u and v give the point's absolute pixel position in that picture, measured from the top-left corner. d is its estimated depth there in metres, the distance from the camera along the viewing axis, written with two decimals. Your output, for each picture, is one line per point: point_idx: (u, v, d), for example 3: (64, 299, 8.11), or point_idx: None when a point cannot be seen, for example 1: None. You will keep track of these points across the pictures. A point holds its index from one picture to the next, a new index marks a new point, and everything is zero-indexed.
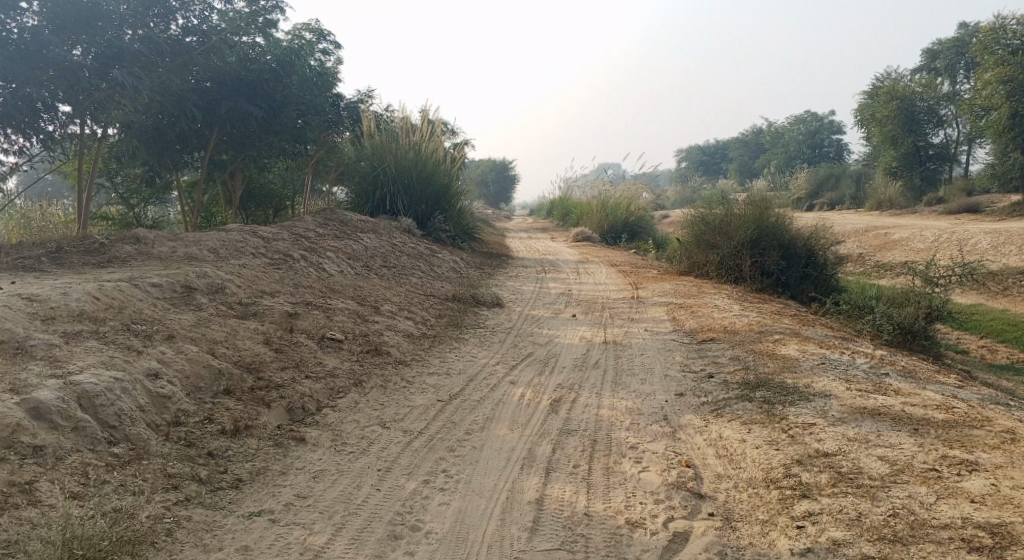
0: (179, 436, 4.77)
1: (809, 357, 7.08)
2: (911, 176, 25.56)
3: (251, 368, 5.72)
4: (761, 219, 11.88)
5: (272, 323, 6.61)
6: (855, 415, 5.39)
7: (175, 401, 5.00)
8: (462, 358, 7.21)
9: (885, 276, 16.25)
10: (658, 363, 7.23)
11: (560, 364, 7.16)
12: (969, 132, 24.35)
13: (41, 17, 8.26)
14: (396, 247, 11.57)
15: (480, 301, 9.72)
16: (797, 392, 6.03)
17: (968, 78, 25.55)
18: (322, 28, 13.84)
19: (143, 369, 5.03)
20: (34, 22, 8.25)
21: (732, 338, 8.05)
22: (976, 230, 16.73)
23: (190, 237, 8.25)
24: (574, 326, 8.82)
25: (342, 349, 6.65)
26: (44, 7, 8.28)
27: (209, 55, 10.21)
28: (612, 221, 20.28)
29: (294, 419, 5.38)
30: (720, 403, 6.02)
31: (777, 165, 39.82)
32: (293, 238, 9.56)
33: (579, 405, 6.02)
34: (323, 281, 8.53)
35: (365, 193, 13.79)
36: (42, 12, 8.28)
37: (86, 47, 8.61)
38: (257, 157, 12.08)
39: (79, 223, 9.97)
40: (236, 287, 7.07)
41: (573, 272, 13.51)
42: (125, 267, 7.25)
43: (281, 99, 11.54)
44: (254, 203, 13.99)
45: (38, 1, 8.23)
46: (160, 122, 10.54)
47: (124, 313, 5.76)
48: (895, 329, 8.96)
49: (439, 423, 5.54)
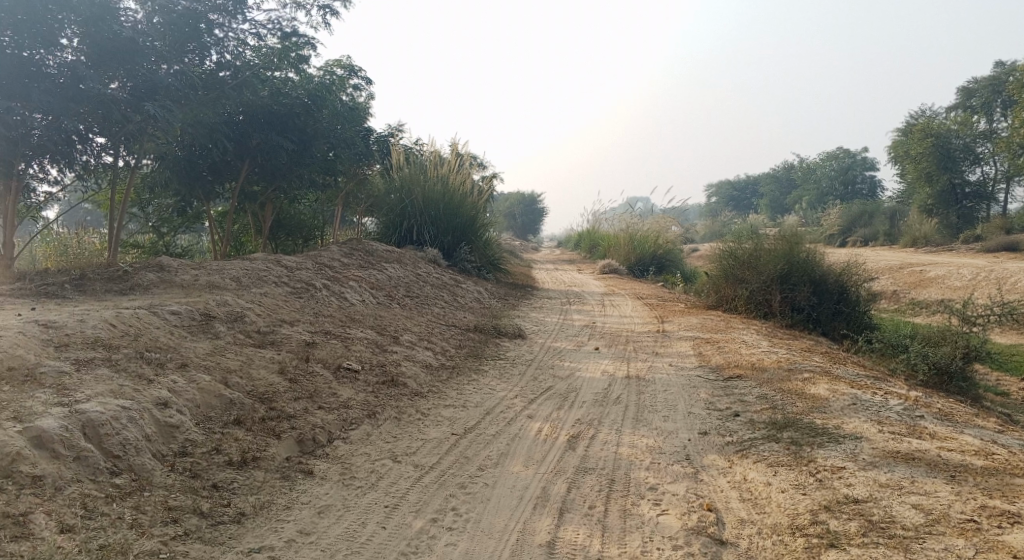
0: (184, 467, 4.68)
1: (840, 397, 6.82)
2: (947, 213, 25.08)
3: (263, 398, 5.63)
4: (791, 253, 11.65)
5: (289, 351, 6.54)
6: (887, 459, 5.14)
7: (183, 431, 4.91)
8: (481, 390, 7.06)
9: (921, 314, 15.85)
10: (682, 400, 7.02)
11: (581, 399, 6.97)
12: (1007, 170, 23.86)
13: (80, 53, 8.32)
14: (420, 277, 11.51)
15: (502, 332, 9.58)
16: (826, 434, 5.79)
17: (1006, 116, 25.04)
18: (354, 63, 13.99)
19: (152, 398, 4.96)
20: (72, 58, 8.30)
21: (759, 376, 7.81)
22: (1015, 268, 16.29)
23: (213, 265, 8.24)
24: (597, 360, 8.65)
25: (358, 380, 6.54)
26: (83, 44, 8.32)
27: (243, 89, 10.50)
28: (640, 254, 20.10)
29: (305, 451, 5.26)
30: (745, 443, 5.79)
31: (809, 201, 39.38)
32: (316, 267, 9.53)
33: (598, 442, 5.83)
34: (343, 310, 8.47)
35: (392, 223, 13.80)
36: (81, 49, 8.32)
37: (123, 81, 8.72)
38: (286, 188, 12.13)
39: (109, 251, 10.01)
40: (255, 315, 7.01)
41: (599, 304, 13.35)
42: (146, 295, 7.24)
43: (312, 132, 11.55)
44: (283, 233, 14.06)
45: (77, 38, 8.29)
46: (190, 152, 10.64)
47: (140, 340, 5.71)
48: (930, 369, 8.66)
49: (452, 458, 5.39)
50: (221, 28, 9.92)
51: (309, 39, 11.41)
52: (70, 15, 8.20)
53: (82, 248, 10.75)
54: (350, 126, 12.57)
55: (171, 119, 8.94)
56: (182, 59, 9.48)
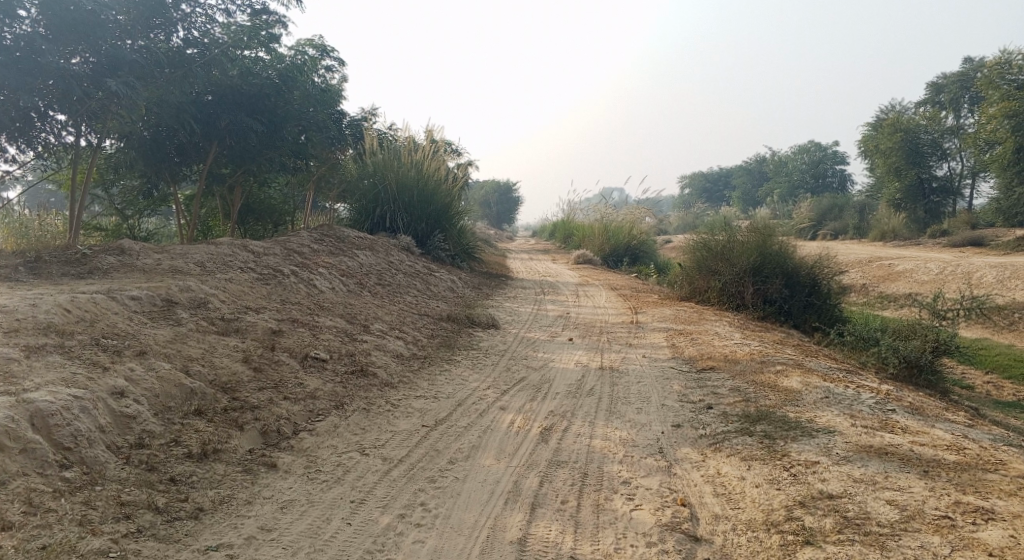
0: (140, 459, 4.49)
1: (813, 390, 6.79)
2: (915, 208, 25.34)
3: (226, 388, 5.45)
4: (764, 246, 11.64)
5: (253, 340, 6.34)
6: (860, 454, 5.10)
7: (140, 422, 4.72)
8: (452, 381, 6.93)
9: (889, 307, 15.99)
10: (655, 392, 6.94)
11: (554, 390, 6.86)
12: (974, 166, 24.18)
13: (39, 25, 8.02)
14: (392, 265, 11.32)
15: (474, 321, 9.44)
16: (799, 427, 5.73)
17: (973, 112, 25.41)
18: (326, 45, 13.69)
19: (107, 387, 4.76)
20: (31, 30, 7.99)
21: (732, 368, 7.77)
22: (980, 263, 16.50)
23: (177, 250, 7.99)
24: (570, 350, 8.55)
25: (326, 369, 6.37)
26: (43, 16, 8.02)
27: (210, 68, 10.06)
28: (613, 245, 20.06)
29: (268, 443, 5.10)
30: (719, 436, 5.72)
31: (780, 195, 39.61)
32: (285, 253, 9.30)
33: (571, 434, 5.73)
34: (313, 297, 8.27)
35: (365, 209, 13.57)
36: (41, 21, 8.02)
37: (86, 56, 8.38)
38: (256, 172, 11.84)
39: (71, 234, 9.68)
40: (220, 302, 6.80)
41: (572, 294, 13.27)
42: (105, 279, 6.99)
43: (282, 114, 11.30)
44: (253, 218, 13.78)
45: (36, 9, 7.98)
46: (156, 133, 10.34)
47: (96, 327, 5.49)
48: (900, 362, 8.70)
49: (421, 451, 5.25)
50: (188, 3, 9.64)
51: (279, 17, 11.16)
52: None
53: (44, 230, 10.42)
54: (321, 109, 12.30)
55: (135, 96, 8.60)
56: (147, 35, 9.13)
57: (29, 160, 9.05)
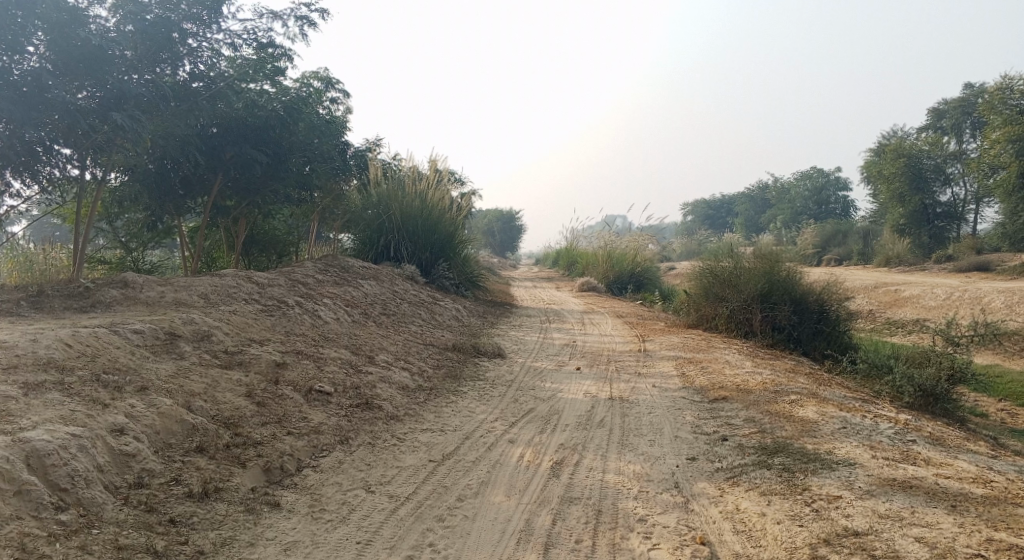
0: (139, 500, 4.34)
1: (829, 420, 6.62)
2: (919, 233, 25.25)
3: (229, 424, 5.30)
4: (772, 272, 11.51)
5: (257, 373, 6.20)
6: (884, 488, 4.93)
7: (140, 460, 4.58)
8: (459, 413, 6.78)
9: (897, 333, 15.82)
10: (668, 423, 6.77)
11: (563, 422, 6.69)
12: (977, 191, 24.14)
13: (45, 59, 7.99)
14: (397, 294, 11.21)
15: (481, 351, 9.30)
16: (818, 460, 5.56)
17: (975, 137, 25.42)
18: (331, 76, 13.73)
19: (106, 425, 4.62)
20: (38, 65, 7.97)
21: (745, 397, 7.60)
22: (988, 288, 16.36)
23: (180, 282, 7.89)
24: (579, 380, 8.38)
25: (330, 403, 6.22)
26: (50, 51, 8.01)
27: (216, 101, 10.11)
28: (617, 272, 19.95)
29: (272, 481, 4.95)
30: (736, 470, 5.55)
31: (783, 221, 39.59)
32: (289, 284, 9.20)
33: (583, 469, 5.56)
34: (317, 328, 8.14)
35: (369, 239, 13.49)
36: (47, 56, 8.00)
37: (92, 92, 8.36)
38: (261, 203, 11.78)
39: (75, 268, 9.59)
40: (223, 334, 6.67)
41: (578, 323, 13.13)
42: (107, 313, 6.89)
43: (287, 145, 11.27)
44: (257, 248, 13.70)
45: (43, 45, 7.99)
46: (160, 165, 10.30)
47: (97, 362, 5.37)
48: (916, 390, 8.52)
49: (429, 488, 5.09)
50: (194, 37, 9.63)
51: (286, 50, 11.17)
52: (36, 22, 7.87)
53: (48, 263, 10.33)
54: (326, 140, 12.28)
55: (140, 129, 8.56)
56: (153, 70, 9.12)
57: (33, 195, 9.00)
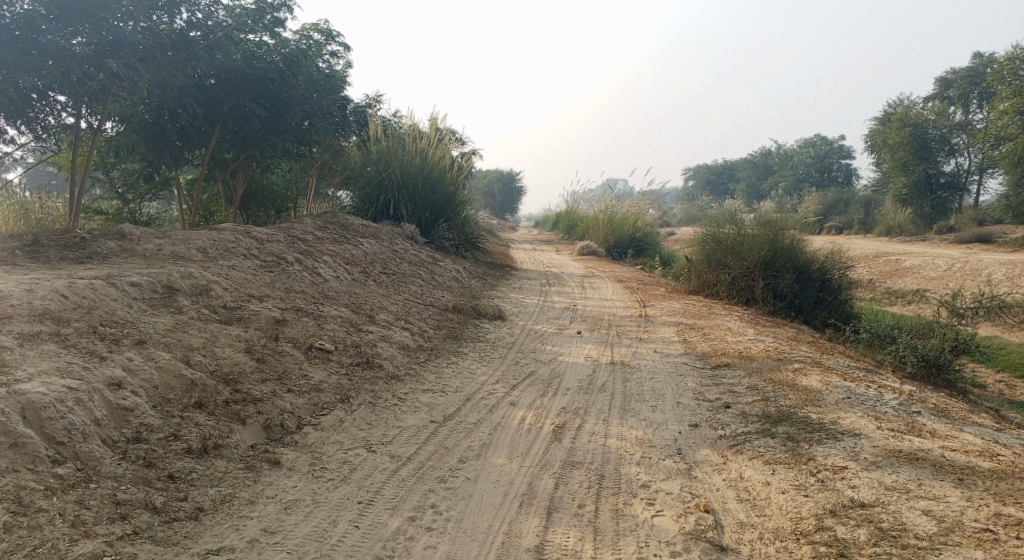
0: (137, 455, 4.28)
1: (833, 389, 6.56)
2: (921, 204, 25.09)
3: (228, 380, 5.23)
4: (775, 240, 11.39)
5: (256, 329, 6.11)
6: (890, 460, 4.88)
7: (138, 414, 4.51)
8: (460, 374, 6.71)
9: (896, 303, 15.74)
10: (669, 389, 6.71)
11: (565, 385, 6.63)
12: (982, 162, 23.90)
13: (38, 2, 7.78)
14: (397, 254, 11.09)
15: (481, 313, 9.21)
16: (823, 430, 5.51)
17: (982, 107, 25.06)
18: (332, 29, 13.44)
19: (103, 378, 4.54)
20: (29, 7, 7.75)
21: (747, 365, 7.55)
22: (989, 260, 16.27)
23: (178, 235, 7.77)
24: (580, 344, 8.31)
25: (330, 361, 6.15)
26: None
27: (214, 51, 9.90)
28: (618, 236, 19.80)
29: (272, 438, 4.89)
30: (739, 438, 5.50)
31: (785, 188, 39.31)
32: (289, 240, 9.07)
33: (585, 433, 5.50)
34: (317, 286, 8.04)
35: (369, 197, 13.31)
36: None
37: (88, 38, 8.11)
38: (259, 157, 11.58)
39: (72, 218, 9.45)
40: (222, 289, 6.57)
41: (578, 286, 13.03)
42: (105, 265, 6.78)
43: (286, 99, 11.04)
44: (255, 204, 13.53)
45: None
46: (159, 116, 10.10)
47: (94, 315, 5.28)
48: (918, 361, 8.46)
49: (430, 449, 5.03)
50: None
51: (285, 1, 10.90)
52: None
53: (45, 213, 10.17)
54: (327, 95, 12.05)
55: (137, 78, 8.36)
56: (149, 17, 8.88)
57: (29, 142, 8.83)
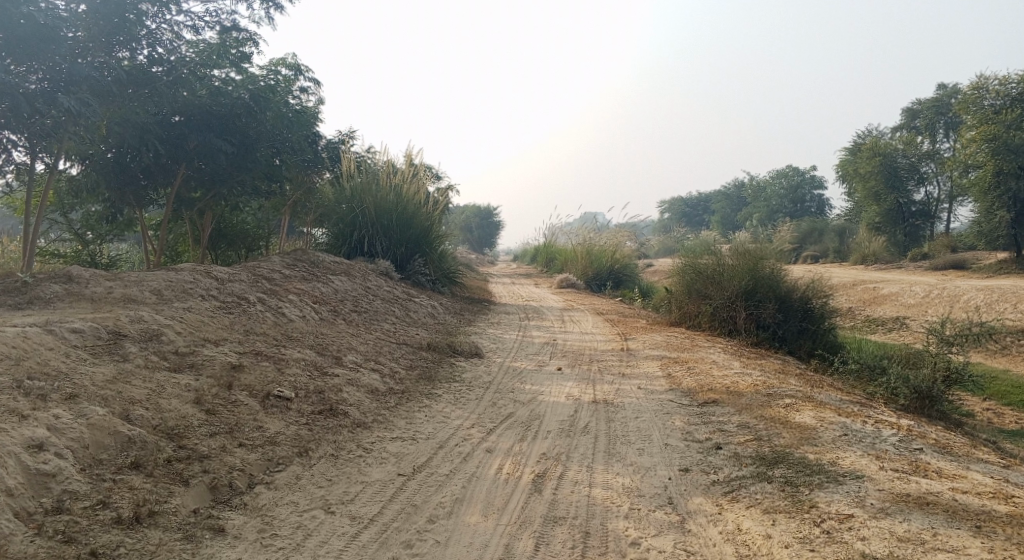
0: (55, 529, 3.84)
1: (829, 426, 6.17)
2: (895, 232, 25.11)
3: (172, 435, 4.74)
4: (756, 269, 11.07)
5: (209, 377, 5.60)
6: (898, 505, 4.48)
7: (61, 481, 4.08)
8: (432, 419, 6.24)
9: (877, 331, 15.48)
10: (656, 430, 6.28)
11: (545, 428, 6.18)
12: (952, 190, 23.98)
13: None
14: (369, 291, 10.64)
15: (456, 350, 8.76)
16: (823, 472, 5.09)
17: (949, 136, 25.15)
18: (300, 64, 13.13)
19: (22, 440, 4.12)
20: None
21: (737, 401, 7.13)
22: (966, 286, 16.14)
23: (131, 277, 7.27)
24: (560, 382, 7.85)
25: (290, 410, 5.65)
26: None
27: (178, 88, 9.42)
28: (596, 269, 19.46)
29: (218, 500, 4.43)
30: (734, 483, 5.07)
31: (759, 219, 39.32)
32: (252, 279, 8.58)
33: (567, 482, 5.06)
34: (280, 327, 7.55)
35: (342, 234, 12.87)
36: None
37: (42, 75, 7.69)
38: (227, 196, 11.12)
39: (25, 262, 8.85)
40: (175, 334, 6.07)
41: (557, 320, 12.61)
42: (46, 310, 6.28)
43: (255, 135, 10.50)
44: (225, 243, 13.01)
45: None
46: (119, 154, 9.66)
47: (22, 366, 4.78)
48: (911, 393, 8.07)
49: (397, 507, 4.58)
50: (152, 18, 8.88)
51: (251, 34, 10.51)
52: None
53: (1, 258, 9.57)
54: (296, 132, 11.69)
55: (92, 114, 7.92)
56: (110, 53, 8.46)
57: None
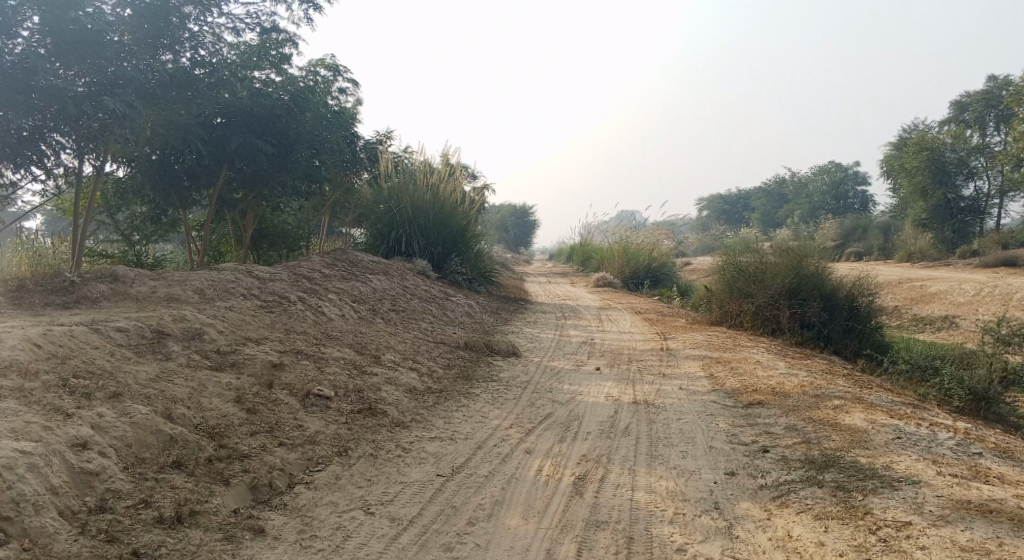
0: (98, 528, 3.85)
1: (880, 429, 5.96)
2: (942, 228, 24.42)
3: (213, 434, 4.74)
4: (800, 267, 10.81)
5: (249, 376, 5.60)
6: (959, 513, 4.33)
7: (104, 479, 4.10)
8: (471, 418, 6.18)
9: (926, 330, 15.05)
10: (700, 432, 6.13)
11: (585, 429, 6.08)
12: (1003, 185, 23.24)
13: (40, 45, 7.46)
14: (407, 290, 10.63)
15: (495, 350, 8.69)
16: (876, 477, 4.91)
17: (1000, 129, 24.29)
18: (339, 65, 13.18)
19: (67, 438, 4.15)
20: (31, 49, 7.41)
21: (783, 402, 6.94)
22: (1019, 284, 15.62)
23: (174, 276, 7.33)
24: (600, 382, 7.73)
25: (330, 409, 5.62)
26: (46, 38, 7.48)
27: (220, 89, 9.49)
28: (633, 267, 19.26)
29: (258, 500, 4.42)
30: (782, 488, 4.91)
31: (800, 216, 38.61)
32: (292, 278, 8.61)
33: (609, 485, 4.95)
34: (319, 326, 7.55)
35: (380, 233, 12.89)
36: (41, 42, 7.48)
37: (88, 79, 7.80)
38: (268, 197, 11.18)
39: (72, 262, 8.98)
40: (216, 332, 6.09)
41: (596, 319, 12.47)
42: (92, 310, 6.35)
43: (295, 136, 10.55)
44: (266, 243, 13.11)
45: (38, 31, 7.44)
46: (163, 155, 9.77)
47: (68, 365, 4.82)
48: (966, 394, 7.78)
49: (436, 509, 4.52)
50: (195, 21, 8.95)
51: (290, 35, 10.56)
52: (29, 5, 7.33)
53: (53, 258, 9.74)
54: (335, 132, 11.72)
55: (137, 117, 8.00)
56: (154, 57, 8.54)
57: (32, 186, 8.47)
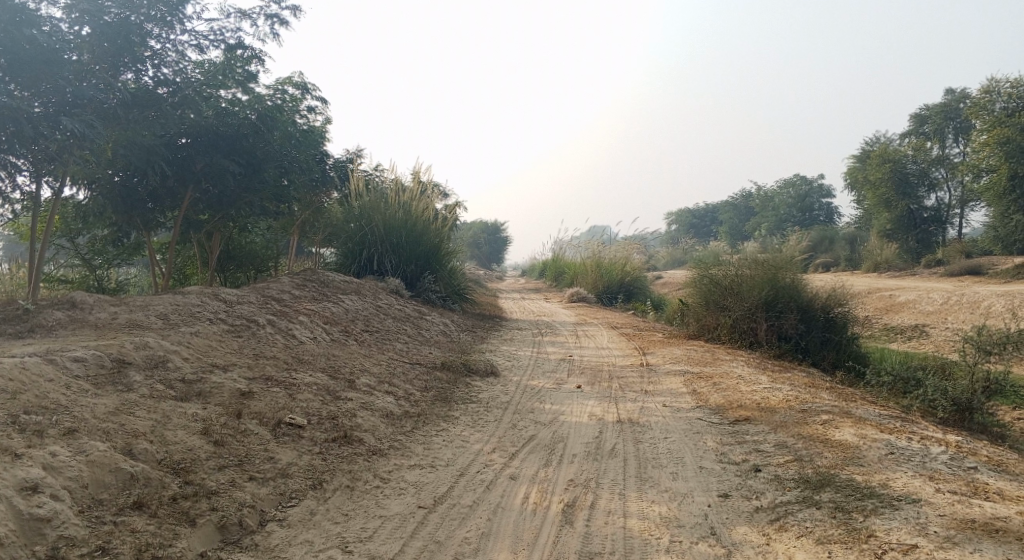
0: None
1: (873, 444, 5.81)
2: (907, 238, 24.64)
3: (178, 469, 4.45)
4: (776, 279, 10.70)
5: (217, 405, 5.28)
6: (965, 533, 4.22)
7: (57, 526, 3.81)
8: (451, 444, 5.91)
9: (897, 339, 15.04)
10: (689, 451, 5.93)
11: (570, 451, 5.84)
12: (964, 196, 23.52)
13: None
14: (381, 310, 10.34)
15: (473, 369, 8.42)
16: (874, 496, 4.74)
17: (960, 142, 24.70)
18: (306, 83, 12.90)
19: (16, 483, 3.85)
20: None
21: (770, 418, 6.77)
22: (985, 292, 15.75)
23: (136, 301, 6.99)
24: (581, 401, 7.50)
25: (302, 438, 5.33)
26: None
27: (185, 109, 9.25)
28: (605, 282, 19.11)
29: (228, 541, 4.15)
30: (779, 510, 4.71)
31: (767, 228, 38.87)
32: (261, 301, 8.29)
33: (599, 512, 4.72)
34: (290, 350, 7.24)
35: (350, 252, 12.59)
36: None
37: (45, 100, 7.47)
38: (236, 217, 10.84)
39: (30, 289, 8.58)
40: (181, 360, 5.77)
41: (571, 335, 12.25)
42: (48, 339, 6.00)
43: (263, 155, 10.19)
44: (234, 264, 12.74)
45: None
46: (126, 177, 9.43)
47: (19, 400, 4.49)
48: (950, 405, 7.68)
49: (419, 545, 4.28)
50: (157, 39, 8.61)
51: (256, 53, 10.25)
52: None
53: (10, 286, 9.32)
54: (303, 150, 11.43)
55: (96, 137, 7.68)
56: (115, 76, 8.24)
57: None
